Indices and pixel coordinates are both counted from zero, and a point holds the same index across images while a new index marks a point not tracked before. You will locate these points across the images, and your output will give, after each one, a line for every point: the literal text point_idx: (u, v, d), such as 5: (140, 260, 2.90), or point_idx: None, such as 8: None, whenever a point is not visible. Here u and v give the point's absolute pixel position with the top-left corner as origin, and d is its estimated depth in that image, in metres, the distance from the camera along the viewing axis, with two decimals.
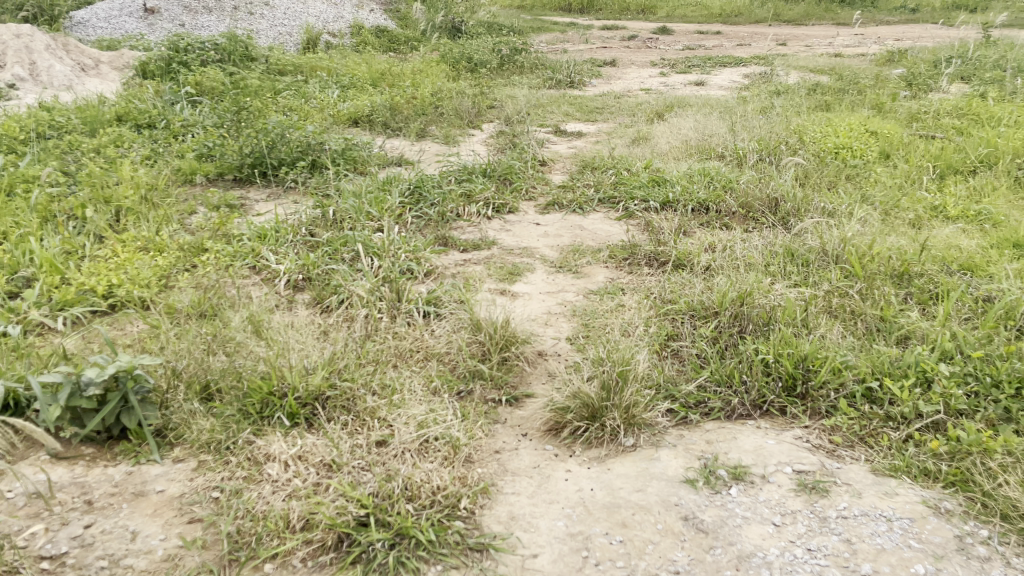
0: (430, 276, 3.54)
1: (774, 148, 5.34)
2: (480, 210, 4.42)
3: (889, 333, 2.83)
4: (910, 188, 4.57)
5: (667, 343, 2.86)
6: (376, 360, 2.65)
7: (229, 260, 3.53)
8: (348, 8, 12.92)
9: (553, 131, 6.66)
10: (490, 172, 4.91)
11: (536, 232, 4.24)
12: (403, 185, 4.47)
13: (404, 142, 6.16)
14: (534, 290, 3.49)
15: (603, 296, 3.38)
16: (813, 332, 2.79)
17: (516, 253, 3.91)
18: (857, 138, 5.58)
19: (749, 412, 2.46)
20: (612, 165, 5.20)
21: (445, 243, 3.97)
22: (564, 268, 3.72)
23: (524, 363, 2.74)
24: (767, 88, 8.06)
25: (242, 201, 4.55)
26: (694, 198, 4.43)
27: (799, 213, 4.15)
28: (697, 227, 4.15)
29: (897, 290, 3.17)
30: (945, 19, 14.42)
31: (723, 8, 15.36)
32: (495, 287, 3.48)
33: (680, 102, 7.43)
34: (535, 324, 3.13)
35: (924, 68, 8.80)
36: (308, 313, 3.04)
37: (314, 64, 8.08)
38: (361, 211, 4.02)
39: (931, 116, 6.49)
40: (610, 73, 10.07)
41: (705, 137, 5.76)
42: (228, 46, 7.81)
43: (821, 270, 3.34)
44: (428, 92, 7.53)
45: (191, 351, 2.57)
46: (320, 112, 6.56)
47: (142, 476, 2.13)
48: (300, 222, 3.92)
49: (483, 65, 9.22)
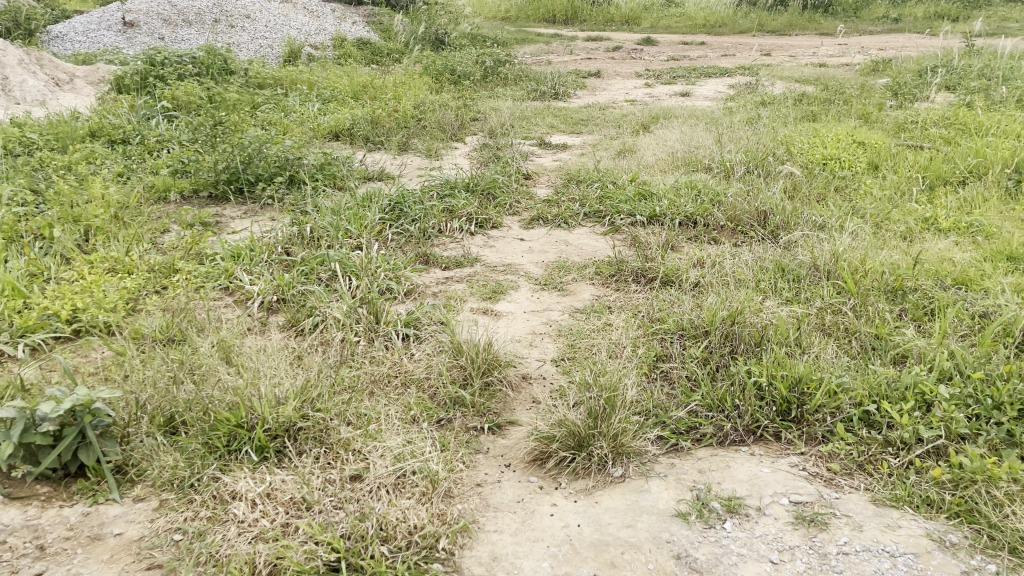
0: (411, 295, 3.43)
1: (761, 159, 5.27)
2: (463, 225, 4.32)
3: (885, 352, 2.74)
4: (900, 199, 4.50)
5: (656, 364, 2.76)
6: (352, 388, 2.53)
7: (201, 282, 3.40)
8: (331, 20, 12.83)
9: (538, 143, 6.58)
10: (472, 186, 4.81)
11: (520, 247, 4.13)
12: (384, 201, 4.36)
13: (386, 156, 6.06)
14: (518, 308, 3.38)
15: (589, 314, 3.28)
16: (807, 352, 2.69)
17: (500, 270, 3.80)
18: (845, 149, 5.53)
19: (742, 438, 2.36)
20: (597, 178, 5.11)
21: (426, 260, 3.86)
22: (549, 285, 3.61)
23: (506, 387, 2.62)
24: (753, 98, 8.02)
25: (218, 218, 4.43)
26: (681, 211, 4.35)
27: (788, 227, 4.06)
28: (684, 242, 4.06)
29: (892, 306, 3.07)
30: (928, 28, 14.49)
31: (707, 19, 15.38)
32: (478, 306, 3.37)
33: (665, 113, 7.37)
34: (519, 345, 3.02)
35: (910, 78, 8.80)
36: (282, 337, 2.92)
37: (294, 77, 7.98)
38: (339, 228, 3.91)
39: (918, 126, 6.46)
40: (596, 84, 10.02)
41: (692, 148, 5.69)
42: (206, 59, 7.70)
43: (813, 286, 3.25)
44: (411, 105, 7.44)
45: (155, 381, 2.44)
46: (299, 127, 6.44)
47: (99, 517, 2.00)
48: (276, 240, 3.80)
49: (467, 77, 9.15)
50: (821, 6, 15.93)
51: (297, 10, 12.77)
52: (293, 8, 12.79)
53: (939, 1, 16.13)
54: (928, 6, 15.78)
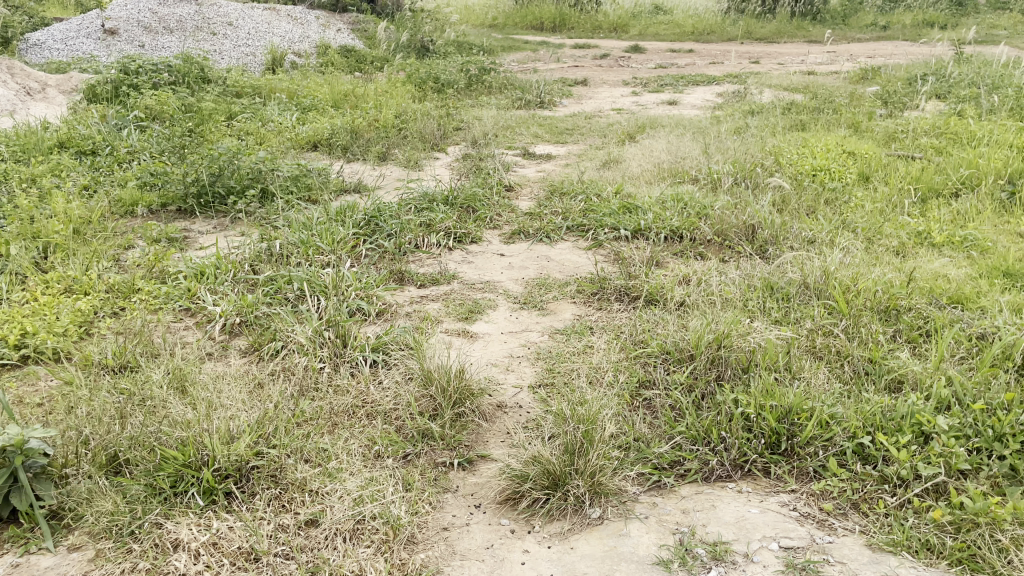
0: (383, 315, 3.27)
1: (749, 170, 5.14)
2: (441, 240, 4.16)
3: (879, 379, 2.60)
4: (891, 212, 4.39)
5: (639, 392, 2.61)
6: (314, 420, 2.37)
7: (161, 303, 3.24)
8: (315, 28, 12.68)
9: (521, 153, 6.44)
10: (452, 199, 4.66)
11: (500, 263, 3.98)
12: (359, 215, 4.20)
13: (366, 167, 5.91)
14: (496, 329, 3.22)
15: (569, 335, 3.13)
16: (796, 379, 2.55)
17: (478, 288, 3.65)
18: (835, 159, 5.41)
19: (729, 473, 2.21)
20: (581, 190, 4.97)
21: (401, 277, 3.71)
22: (528, 304, 3.46)
23: (479, 419, 2.47)
24: (741, 107, 7.91)
25: (186, 233, 4.27)
26: (667, 225, 4.21)
27: (777, 241, 3.93)
28: (669, 257, 3.92)
29: (885, 327, 2.94)
30: (916, 36, 14.46)
31: (694, 26, 15.31)
32: (453, 327, 3.21)
33: (652, 123, 7.24)
34: (495, 369, 2.86)
35: (899, 87, 8.72)
36: (243, 364, 2.76)
37: (273, 85, 7.81)
38: (311, 245, 3.75)
39: (908, 135, 6.36)
40: (582, 93, 9.90)
41: (678, 159, 5.56)
42: (183, 68, 7.53)
43: (803, 306, 3.11)
44: (392, 114, 7.29)
45: (100, 415, 2.27)
46: (277, 137, 6.28)
47: (28, 570, 1.83)
48: (243, 257, 3.64)
49: (451, 85, 9.00)
50: (808, 13, 15.90)
51: (280, 18, 12.60)
52: (277, 15, 12.64)
53: (927, 9, 16.13)
54: (916, 14, 15.77)
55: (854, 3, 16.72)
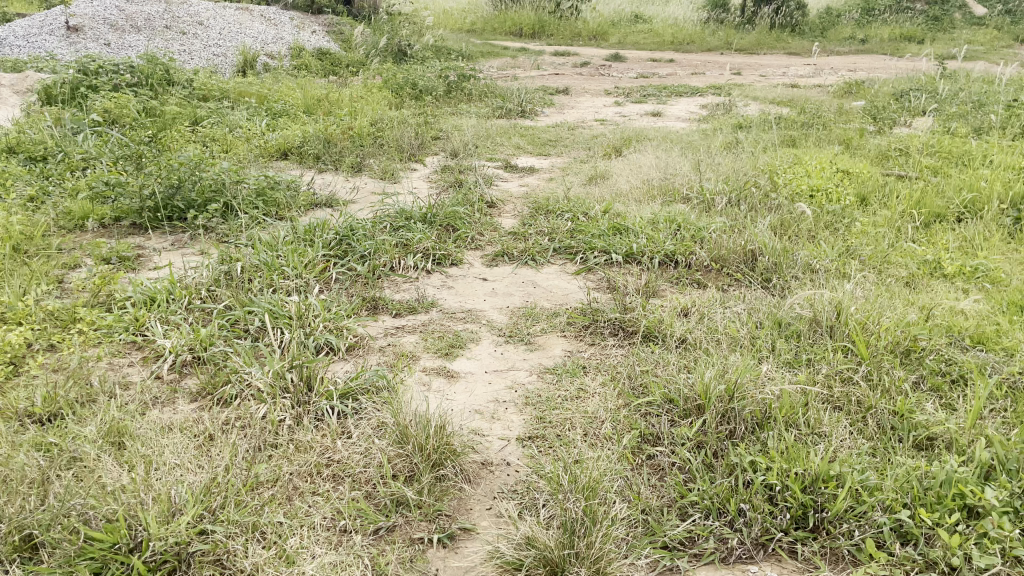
0: (354, 351, 2.95)
1: (744, 188, 4.89)
2: (419, 262, 3.85)
3: (908, 436, 2.34)
4: (895, 238, 4.14)
5: (642, 450, 2.33)
6: (272, 486, 2.06)
7: (105, 336, 2.91)
8: (290, 29, 12.31)
9: (502, 166, 6.15)
10: (430, 216, 4.35)
11: (483, 289, 3.68)
12: (330, 234, 3.88)
13: (338, 179, 5.58)
14: (478, 367, 2.92)
15: (561, 376, 2.84)
16: (819, 438, 2.29)
17: (459, 317, 3.35)
18: (830, 179, 5.17)
19: (750, 554, 1.93)
20: (568, 208, 4.68)
21: (375, 305, 3.39)
22: (514, 338, 3.16)
23: (462, 481, 2.17)
24: (728, 120, 7.69)
25: (139, 252, 3.92)
26: (661, 250, 3.94)
27: (779, 269, 3.67)
28: (664, 285, 3.64)
29: (907, 373, 2.68)
30: (895, 51, 14.42)
31: (674, 36, 15.13)
32: (432, 364, 2.90)
33: (637, 135, 6.98)
34: (479, 417, 2.56)
35: (886, 103, 8.55)
36: (193, 412, 2.44)
37: (243, 89, 7.45)
38: (276, 270, 3.43)
39: (902, 154, 6.15)
40: (563, 102, 9.65)
41: (668, 176, 5.31)
42: (146, 69, 7.16)
43: (816, 345, 2.85)
44: (368, 122, 6.96)
45: (18, 483, 1.96)
46: (244, 145, 5.93)
47: None
48: (200, 281, 3.31)
49: (429, 92, 8.70)
50: (787, 25, 15.82)
51: (253, 18, 12.23)
52: (250, 16, 12.25)
53: (902, 23, 16.13)
54: (893, 28, 15.76)
55: (832, 16, 16.68)
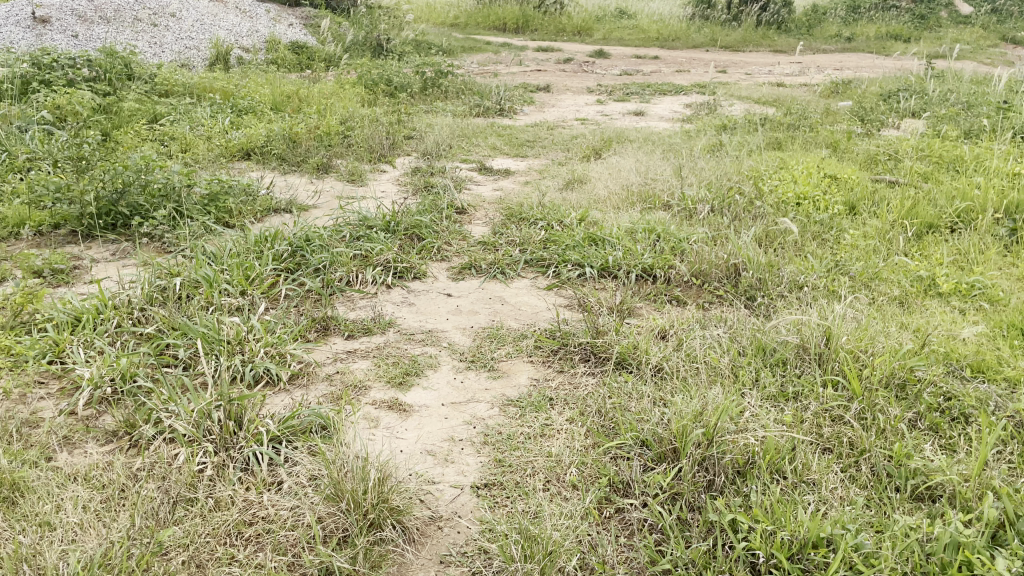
0: (298, 380, 2.68)
1: (727, 196, 4.65)
2: (378, 276, 3.57)
3: (906, 486, 2.10)
4: (886, 251, 3.90)
5: (611, 502, 2.08)
6: (183, 552, 1.80)
7: (19, 363, 2.62)
8: (265, 22, 11.96)
9: (476, 168, 5.88)
10: (394, 225, 4.07)
11: (446, 306, 3.41)
12: (282, 246, 3.61)
13: (302, 181, 5.30)
14: (434, 399, 2.65)
15: (524, 409, 2.58)
16: (806, 492, 2.05)
17: (418, 339, 3.08)
18: (818, 186, 4.94)
19: None
20: (541, 215, 4.43)
21: (326, 325, 3.11)
22: (477, 364, 2.90)
23: (404, 543, 1.91)
24: (712, 121, 7.45)
25: (76, 263, 3.63)
26: (638, 264, 3.69)
27: (763, 286, 3.42)
28: (640, 303, 3.39)
29: (903, 410, 2.42)
30: (881, 49, 14.25)
31: (659, 32, 14.89)
32: (383, 396, 2.63)
33: (618, 136, 6.73)
34: (430, 460, 2.29)
35: (874, 104, 8.34)
36: (106, 457, 2.16)
37: (207, 83, 7.13)
38: (217, 285, 3.14)
39: (891, 158, 5.93)
40: (544, 100, 9.38)
41: (648, 181, 5.06)
42: (104, 63, 6.83)
43: (803, 377, 2.60)
44: (337, 120, 6.67)
45: None
46: (203, 143, 5.63)
47: None
48: (134, 298, 3.03)
49: (404, 89, 8.41)
50: (774, 23, 15.61)
51: (228, 10, 11.86)
52: (224, 8, 11.88)
53: (889, 21, 15.99)
54: (879, 27, 15.59)
55: (818, 14, 16.49)
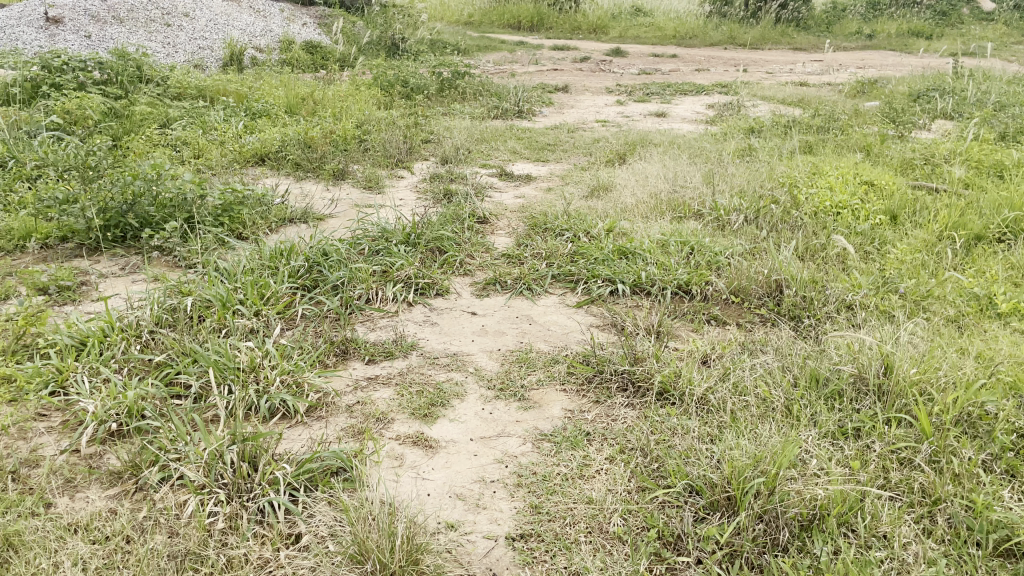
0: (316, 413, 2.50)
1: (762, 205, 4.44)
2: (399, 293, 3.39)
3: (988, 544, 1.90)
4: (935, 265, 3.68)
5: (663, 560, 1.90)
6: None
7: (18, 393, 2.45)
8: (279, 21, 11.82)
9: (497, 173, 5.69)
10: (415, 237, 3.88)
11: (471, 326, 3.22)
12: (298, 261, 3.43)
13: (317, 188, 5.13)
14: (462, 432, 2.46)
15: (561, 446, 2.38)
16: (880, 552, 1.85)
17: (443, 364, 2.89)
18: (855, 193, 4.72)
19: None
20: (568, 225, 4.24)
21: (345, 348, 2.93)
22: (506, 393, 2.70)
23: None
24: (738, 123, 7.23)
25: (83, 280, 3.47)
26: (673, 280, 3.50)
27: (808, 306, 3.21)
28: (678, 324, 3.19)
29: (977, 451, 2.22)
30: (904, 47, 13.96)
31: (676, 29, 14.63)
32: (407, 430, 2.45)
33: (642, 139, 6.52)
34: (462, 507, 2.10)
35: (904, 104, 8.10)
36: (111, 503, 1.99)
37: (220, 85, 6.96)
38: (230, 306, 2.96)
39: (927, 162, 5.71)
40: (563, 100, 9.17)
41: (676, 188, 4.86)
42: (115, 65, 6.69)
43: (864, 413, 2.39)
44: (353, 124, 6.50)
45: None
46: (216, 148, 5.46)
47: None
48: (142, 321, 2.85)
49: (421, 90, 8.23)
50: (793, 20, 15.34)
51: (241, 10, 11.72)
52: (238, 8, 11.73)
53: (910, 18, 15.68)
54: (901, 24, 15.29)
55: (838, 11, 16.21)
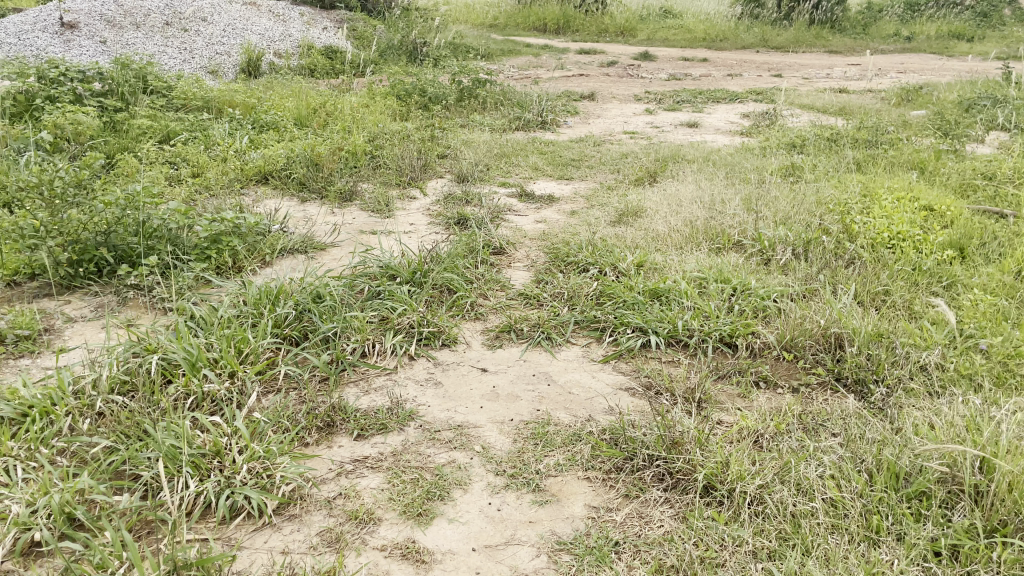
0: (287, 514, 2.08)
1: (812, 237, 3.97)
2: (399, 345, 2.97)
3: None
4: (1017, 313, 3.19)
5: None
6: None
7: None
8: (299, 25, 11.46)
9: (516, 192, 5.27)
10: (420, 275, 3.46)
11: (480, 387, 2.78)
12: (285, 307, 3.01)
13: (322, 212, 4.74)
14: (463, 538, 2.03)
15: (583, 559, 1.94)
16: None
17: (444, 440, 2.45)
18: (916, 220, 4.21)
19: None
20: (593, 258, 3.79)
21: (330, 419, 2.50)
22: (518, 481, 2.26)
23: None
24: (776, 135, 6.74)
25: (48, 326, 3.08)
26: (713, 331, 3.04)
27: (876, 368, 2.74)
28: (721, 389, 2.73)
29: None
30: (946, 49, 13.32)
31: (706, 32, 14.09)
32: (397, 538, 2.01)
33: (674, 154, 6.06)
34: None
35: (955, 113, 7.55)
36: None
37: (228, 96, 6.59)
38: (199, 367, 2.55)
39: (989, 182, 5.18)
40: (589, 109, 8.71)
41: (714, 214, 4.39)
42: (116, 75, 6.35)
43: (962, 527, 1.92)
44: (365, 138, 6.10)
45: None
46: (216, 166, 5.08)
47: None
48: (95, 385, 2.45)
49: (440, 99, 7.81)
50: (828, 21, 14.74)
51: (262, 14, 11.39)
52: (258, 12, 11.41)
53: (951, 19, 15.03)
54: (940, 25, 14.65)
55: (874, 11, 15.60)
